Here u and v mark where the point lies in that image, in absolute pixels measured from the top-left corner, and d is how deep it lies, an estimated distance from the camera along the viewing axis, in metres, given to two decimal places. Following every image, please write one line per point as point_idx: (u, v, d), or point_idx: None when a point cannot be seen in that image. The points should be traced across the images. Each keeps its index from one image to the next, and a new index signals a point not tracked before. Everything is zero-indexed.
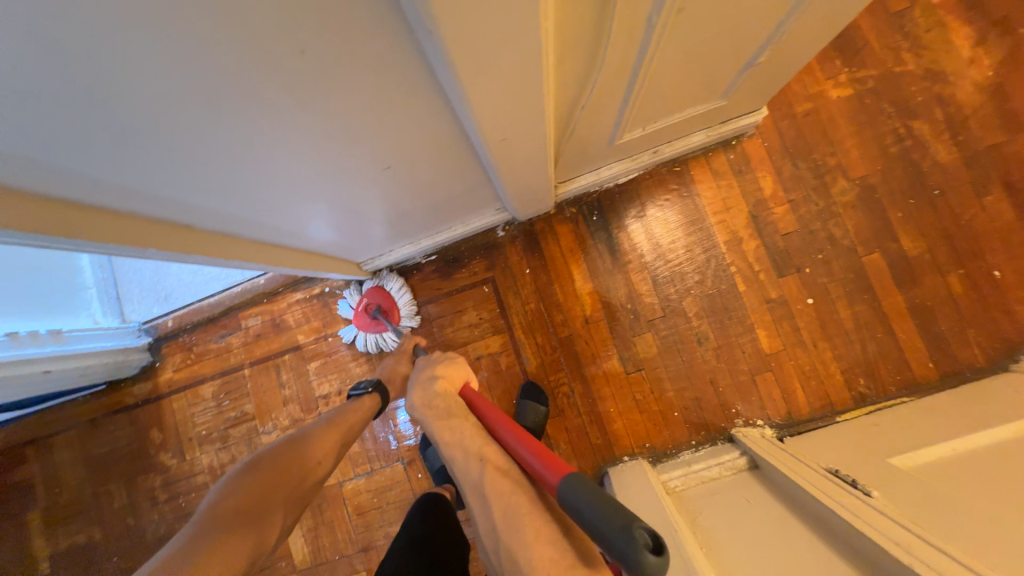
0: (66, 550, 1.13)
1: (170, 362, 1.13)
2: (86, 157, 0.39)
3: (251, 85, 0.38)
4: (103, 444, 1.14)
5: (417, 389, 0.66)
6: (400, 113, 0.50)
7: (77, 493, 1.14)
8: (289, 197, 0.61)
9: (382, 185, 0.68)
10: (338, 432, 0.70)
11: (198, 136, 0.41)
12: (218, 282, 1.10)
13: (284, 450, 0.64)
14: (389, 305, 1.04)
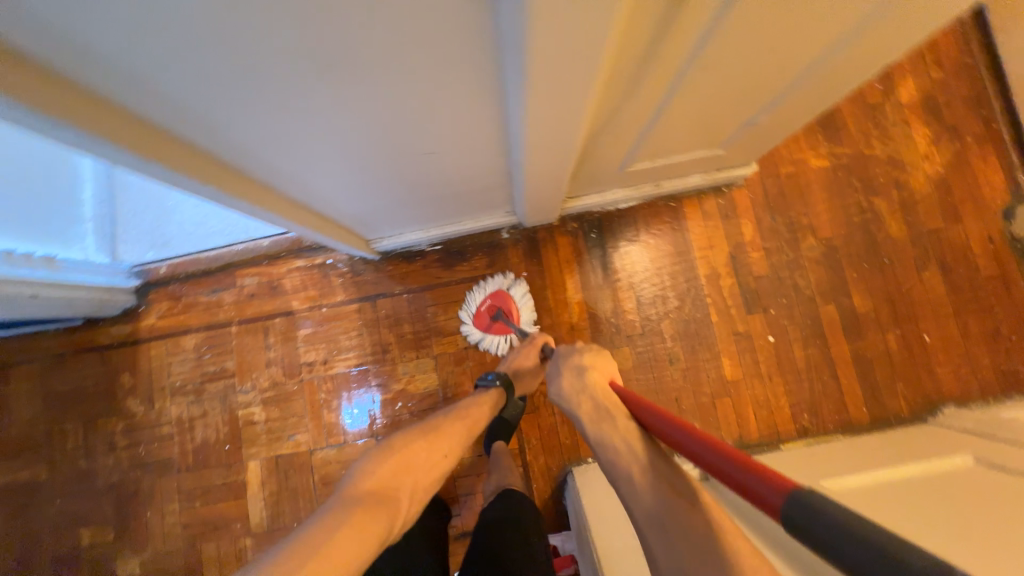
0: (9, 485, 1.09)
1: (156, 308, 1.12)
2: (194, 92, 0.43)
3: (342, 54, 0.43)
4: (66, 382, 1.11)
5: (568, 373, 0.75)
6: (456, 103, 0.56)
7: (29, 429, 1.10)
8: (334, 161, 0.65)
9: (418, 165, 0.73)
10: (460, 424, 0.80)
11: (294, 90, 0.46)
12: (219, 237, 1.11)
13: (417, 439, 0.75)
14: (510, 308, 1.08)
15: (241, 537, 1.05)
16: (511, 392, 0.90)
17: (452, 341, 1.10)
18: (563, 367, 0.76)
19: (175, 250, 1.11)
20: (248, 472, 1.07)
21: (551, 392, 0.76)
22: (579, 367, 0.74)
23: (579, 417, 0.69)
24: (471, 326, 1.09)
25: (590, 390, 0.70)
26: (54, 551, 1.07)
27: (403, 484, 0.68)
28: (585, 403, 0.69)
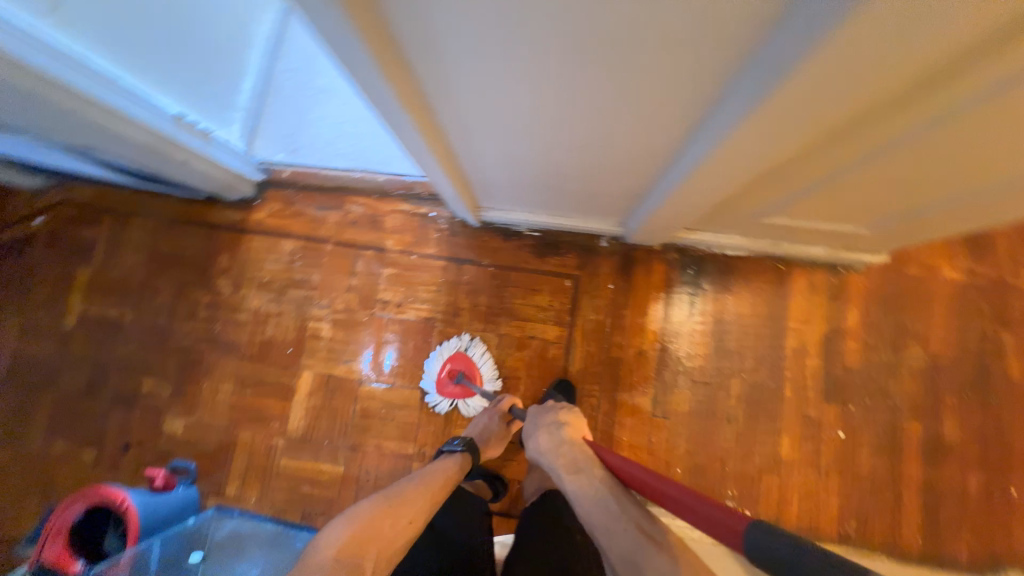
0: (100, 317, 1.20)
1: (268, 206, 1.20)
2: (449, 21, 0.46)
3: (605, 33, 0.44)
4: (173, 245, 1.21)
5: (546, 430, 0.82)
6: (657, 105, 0.57)
7: (131, 274, 1.21)
8: (510, 125, 0.68)
9: (577, 151, 0.74)
10: (426, 490, 0.80)
11: (530, 47, 0.49)
12: (343, 160, 1.17)
13: (379, 507, 0.74)
14: (472, 370, 1.09)
15: (275, 436, 1.11)
16: (477, 454, 0.92)
17: (519, 327, 1.11)
18: (540, 430, 0.84)
19: (301, 160, 1.18)
20: (300, 380, 1.13)
21: (530, 448, 0.84)
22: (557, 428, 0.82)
23: (557, 469, 0.76)
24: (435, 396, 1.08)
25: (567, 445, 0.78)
26: (117, 389, 1.17)
27: (368, 550, 0.68)
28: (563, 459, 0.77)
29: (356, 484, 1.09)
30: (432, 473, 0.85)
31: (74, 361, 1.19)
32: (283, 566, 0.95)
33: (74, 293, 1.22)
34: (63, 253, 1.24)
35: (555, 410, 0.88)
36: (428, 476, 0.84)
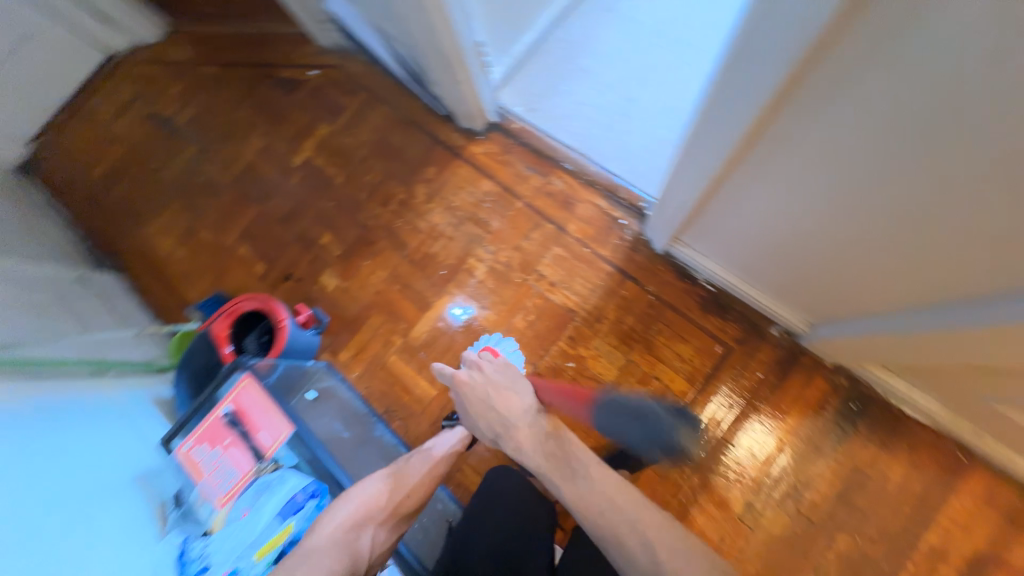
0: (319, 170, 1.40)
1: (488, 146, 1.31)
2: (854, 100, 0.48)
3: (1017, 177, 0.43)
4: (399, 140, 1.37)
5: (516, 429, 0.80)
6: (991, 257, 0.54)
7: (357, 148, 1.39)
8: (794, 196, 0.69)
9: (833, 247, 0.73)
10: (425, 469, 0.88)
11: (912, 152, 0.49)
12: (570, 137, 1.25)
13: (378, 483, 0.82)
14: None
15: (397, 334, 1.22)
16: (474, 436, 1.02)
17: (650, 362, 1.10)
18: (486, 396, 0.82)
19: (536, 120, 1.28)
20: (439, 301, 1.22)
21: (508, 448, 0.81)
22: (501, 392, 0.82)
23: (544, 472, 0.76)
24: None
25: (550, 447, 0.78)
26: (303, 229, 1.36)
27: (373, 515, 0.77)
28: (547, 460, 0.76)
29: (439, 412, 1.16)
30: (433, 449, 0.94)
31: (284, 192, 1.40)
32: (359, 442, 1.07)
33: (310, 141, 1.43)
34: (319, 107, 1.45)
35: (506, 392, 0.83)
36: (430, 454, 0.92)
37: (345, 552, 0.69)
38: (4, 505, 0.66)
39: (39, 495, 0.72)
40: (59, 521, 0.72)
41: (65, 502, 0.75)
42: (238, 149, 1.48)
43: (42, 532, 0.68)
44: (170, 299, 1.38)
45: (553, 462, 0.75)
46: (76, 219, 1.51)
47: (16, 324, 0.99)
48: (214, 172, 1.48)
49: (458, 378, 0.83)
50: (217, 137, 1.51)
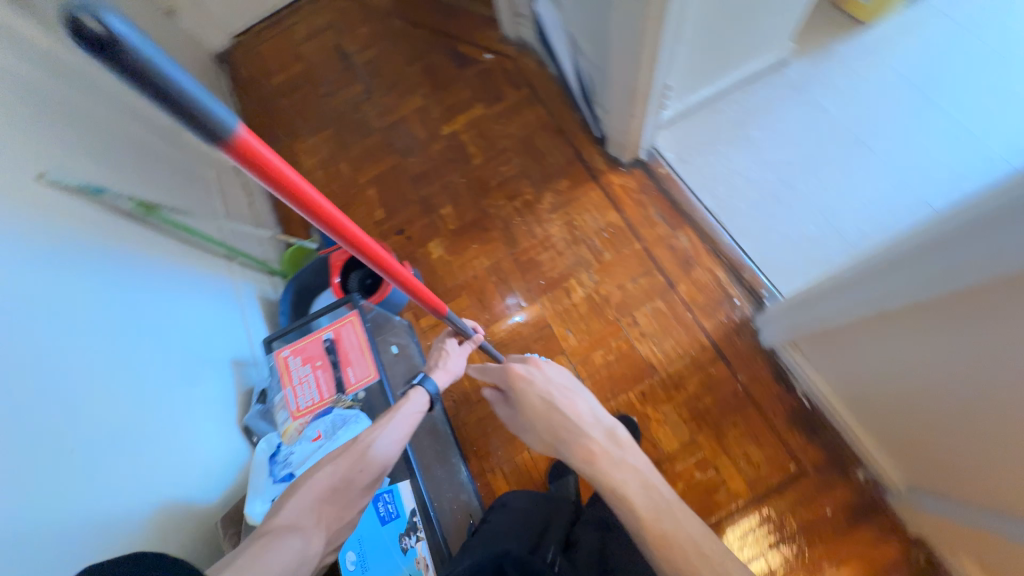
0: (461, 145, 1.47)
1: (627, 179, 1.31)
2: None
3: None
4: (544, 143, 1.39)
5: (578, 431, 0.75)
6: None
7: (503, 137, 1.44)
8: (957, 363, 0.65)
9: (974, 427, 0.68)
10: (385, 437, 0.71)
11: None
12: (713, 199, 1.22)
13: (330, 458, 0.67)
14: None
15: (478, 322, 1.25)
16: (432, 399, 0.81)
17: (714, 450, 1.05)
18: (550, 396, 0.81)
19: (684, 172, 1.26)
20: (528, 308, 1.23)
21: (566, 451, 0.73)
22: (564, 398, 0.81)
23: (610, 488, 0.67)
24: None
25: (622, 465, 0.69)
26: (427, 193, 1.43)
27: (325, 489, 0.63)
28: (622, 477, 0.67)
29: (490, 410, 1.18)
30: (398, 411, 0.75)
31: (423, 154, 1.48)
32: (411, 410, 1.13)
33: (463, 116, 1.50)
34: (482, 88, 1.52)
35: (565, 396, 0.82)
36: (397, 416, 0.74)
37: (303, 545, 0.56)
38: (141, 351, 0.79)
39: (157, 351, 0.82)
40: (166, 379, 0.82)
41: (181, 364, 0.87)
42: (397, 100, 1.58)
43: (152, 383, 0.78)
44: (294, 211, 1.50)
45: (635, 485, 0.66)
46: (245, 114, 1.69)
47: (189, 195, 1.15)
48: (370, 114, 1.59)
49: (515, 371, 0.85)
50: (383, 83, 1.62)
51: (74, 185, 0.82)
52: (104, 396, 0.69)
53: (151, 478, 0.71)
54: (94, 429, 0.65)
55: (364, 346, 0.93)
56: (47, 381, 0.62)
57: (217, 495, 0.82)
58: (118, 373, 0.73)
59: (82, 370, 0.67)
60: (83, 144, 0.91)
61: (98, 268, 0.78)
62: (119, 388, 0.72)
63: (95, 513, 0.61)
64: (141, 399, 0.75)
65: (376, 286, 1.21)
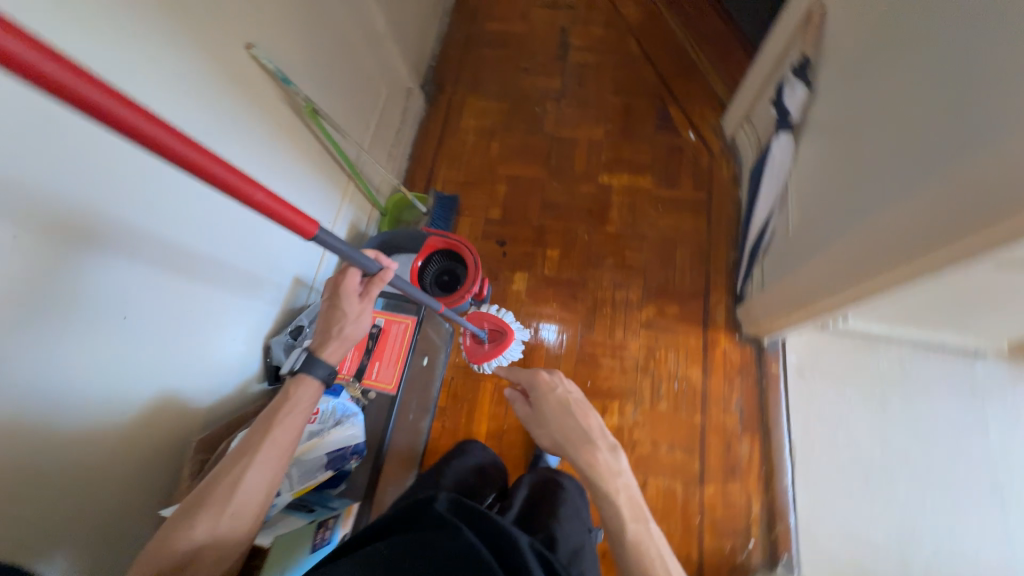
0: (607, 202, 1.37)
1: (735, 350, 1.18)
2: None
3: None
4: (682, 256, 1.28)
5: (586, 433, 0.75)
6: None
7: (649, 223, 1.33)
8: None
9: None
10: (257, 461, 0.58)
11: None
12: (801, 432, 1.09)
13: (192, 505, 0.55)
14: (498, 324, 1.08)
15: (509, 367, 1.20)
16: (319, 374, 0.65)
17: None
18: (566, 404, 0.81)
19: (792, 386, 1.12)
20: None
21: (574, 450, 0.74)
22: (577, 405, 0.81)
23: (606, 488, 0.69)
24: (480, 363, 1.09)
25: (622, 477, 0.71)
26: (547, 224, 1.36)
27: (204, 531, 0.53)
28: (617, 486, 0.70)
29: None
30: (275, 422, 0.61)
31: (569, 185, 1.40)
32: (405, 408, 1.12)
33: (628, 176, 1.39)
34: (664, 162, 1.40)
35: (575, 404, 0.81)
36: (276, 429, 0.60)
37: None
38: (229, 245, 0.83)
39: (236, 244, 0.84)
40: (229, 274, 0.84)
41: (251, 267, 0.89)
42: (581, 119, 1.49)
43: (214, 274, 0.80)
44: (428, 157, 1.48)
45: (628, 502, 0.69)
46: (447, 39, 1.67)
47: (356, 105, 1.17)
48: (549, 114, 1.51)
49: (542, 376, 0.85)
50: (579, 93, 1.53)
51: (268, 66, 0.83)
52: (171, 273, 0.71)
53: (172, 369, 0.74)
54: (149, 304, 0.68)
55: (402, 355, 0.93)
56: (135, 243, 0.65)
57: (211, 400, 0.83)
58: (195, 255, 0.76)
59: (166, 243, 0.70)
60: (301, 26, 0.92)
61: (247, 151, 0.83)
62: (195, 273, 0.76)
63: (110, 384, 0.64)
64: (199, 286, 0.77)
65: (449, 285, 1.16)
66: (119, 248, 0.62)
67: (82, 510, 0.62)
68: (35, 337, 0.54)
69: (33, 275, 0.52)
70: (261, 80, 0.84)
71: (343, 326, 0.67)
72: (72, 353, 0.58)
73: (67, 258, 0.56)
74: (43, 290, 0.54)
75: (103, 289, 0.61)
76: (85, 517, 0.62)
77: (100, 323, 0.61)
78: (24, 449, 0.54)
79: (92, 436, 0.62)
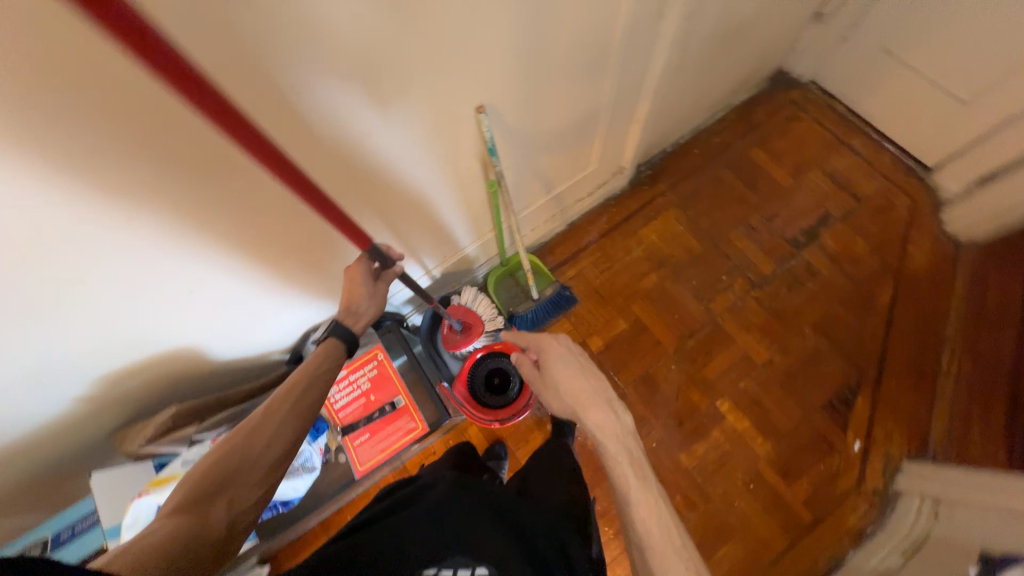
0: (701, 431, 1.14)
1: None
2: None
3: None
4: (726, 556, 1.04)
5: (591, 391, 0.69)
6: None
7: (725, 491, 1.09)
8: None
9: None
10: None
11: None
12: None
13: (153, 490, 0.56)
14: (470, 317, 1.01)
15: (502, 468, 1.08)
16: (344, 340, 0.70)
17: None
18: (573, 360, 0.72)
19: None
20: None
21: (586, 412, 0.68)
22: (584, 363, 0.72)
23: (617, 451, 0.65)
24: (452, 353, 1.02)
25: (625, 442, 0.66)
26: (630, 396, 1.17)
27: None
28: (622, 447, 0.65)
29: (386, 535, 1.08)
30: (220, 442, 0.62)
31: (684, 379, 1.18)
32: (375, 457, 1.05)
33: (750, 424, 1.14)
34: (797, 448, 1.12)
35: (580, 361, 0.73)
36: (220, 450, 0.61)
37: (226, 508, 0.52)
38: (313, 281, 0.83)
39: (330, 249, 0.80)
40: (306, 276, 0.81)
41: (323, 303, 0.90)
42: (756, 323, 1.23)
43: (292, 269, 0.77)
44: (584, 237, 1.32)
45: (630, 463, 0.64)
46: (703, 135, 1.42)
47: (548, 176, 1.07)
48: (731, 291, 1.26)
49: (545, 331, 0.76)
50: (780, 295, 1.25)
51: (484, 134, 0.79)
52: (253, 275, 0.73)
53: (217, 339, 0.78)
54: (221, 293, 0.71)
55: (391, 449, 0.86)
56: (216, 227, 0.61)
57: (230, 377, 0.86)
58: (282, 251, 0.73)
59: (254, 234, 0.66)
60: (538, 88, 0.81)
61: (407, 194, 0.82)
62: (267, 290, 0.77)
63: (154, 337, 0.69)
64: (266, 278, 0.75)
65: (500, 388, 1.01)
66: (213, 247, 0.64)
67: (83, 410, 0.70)
68: (89, 295, 0.58)
69: (103, 247, 0.54)
70: (453, 122, 0.75)
71: (361, 301, 0.71)
72: (105, 303, 0.60)
73: (156, 245, 0.58)
74: (120, 262, 0.57)
75: (150, 260, 0.59)
76: (80, 415, 0.70)
77: (168, 297, 0.65)
78: (46, 364, 0.61)
79: (115, 363, 0.68)
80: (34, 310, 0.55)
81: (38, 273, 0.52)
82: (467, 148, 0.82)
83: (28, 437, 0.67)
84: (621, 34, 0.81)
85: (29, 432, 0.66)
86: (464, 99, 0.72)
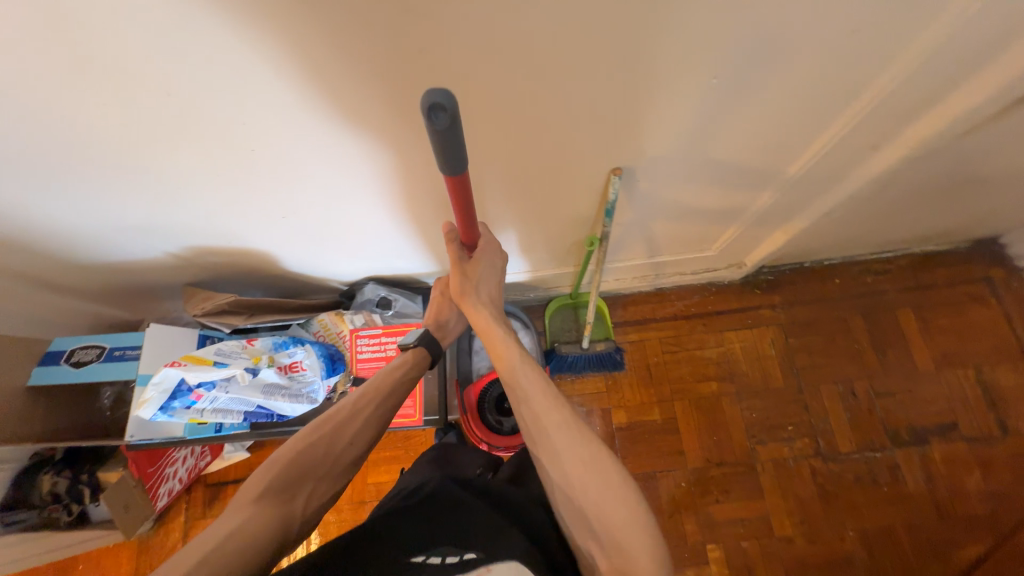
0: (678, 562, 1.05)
1: None
2: None
3: None
4: None
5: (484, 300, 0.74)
6: None
7: None
8: None
9: None
10: None
11: None
12: None
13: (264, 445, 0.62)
14: None
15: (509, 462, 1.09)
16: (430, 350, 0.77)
17: None
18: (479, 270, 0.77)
19: None
20: None
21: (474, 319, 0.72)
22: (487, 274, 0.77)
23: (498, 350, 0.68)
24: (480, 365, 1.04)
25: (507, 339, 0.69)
26: None
27: None
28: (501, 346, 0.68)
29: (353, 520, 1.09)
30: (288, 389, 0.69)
31: (689, 502, 1.08)
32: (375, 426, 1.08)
33: None
34: None
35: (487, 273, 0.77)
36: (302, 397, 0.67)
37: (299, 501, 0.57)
38: (389, 244, 0.86)
39: (416, 223, 0.81)
40: (387, 236, 0.84)
41: (388, 265, 0.93)
42: (798, 494, 1.07)
43: (376, 227, 0.80)
44: (665, 309, 1.21)
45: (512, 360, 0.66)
46: (855, 268, 1.21)
47: (658, 245, 0.99)
48: (790, 444, 1.10)
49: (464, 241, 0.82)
50: (840, 479, 1.07)
51: (609, 193, 0.73)
52: (339, 219, 0.77)
53: (289, 256, 0.84)
54: (305, 223, 0.76)
55: None
56: (320, 168, 0.64)
57: (288, 284, 0.94)
58: (375, 210, 0.75)
59: (351, 185, 0.69)
60: (694, 169, 0.72)
61: (508, 209, 0.80)
62: (344, 236, 0.81)
63: (242, 235, 0.76)
64: (350, 226, 0.79)
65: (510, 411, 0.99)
66: (315, 184, 0.67)
67: (171, 261, 0.80)
68: (208, 184, 0.65)
69: (231, 154, 0.60)
70: (586, 167, 0.70)
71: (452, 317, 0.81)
72: (215, 195, 0.67)
73: (272, 168, 0.63)
74: (239, 171, 0.63)
75: (253, 175, 0.64)
76: (168, 263, 0.81)
77: (265, 210, 0.72)
78: (159, 220, 0.70)
79: (206, 240, 0.76)
80: (163, 178, 0.62)
81: (182, 154, 0.59)
82: (588, 193, 0.77)
83: (127, 261, 0.79)
84: (820, 153, 0.69)
85: (129, 257, 0.78)
86: (608, 154, 0.67)
